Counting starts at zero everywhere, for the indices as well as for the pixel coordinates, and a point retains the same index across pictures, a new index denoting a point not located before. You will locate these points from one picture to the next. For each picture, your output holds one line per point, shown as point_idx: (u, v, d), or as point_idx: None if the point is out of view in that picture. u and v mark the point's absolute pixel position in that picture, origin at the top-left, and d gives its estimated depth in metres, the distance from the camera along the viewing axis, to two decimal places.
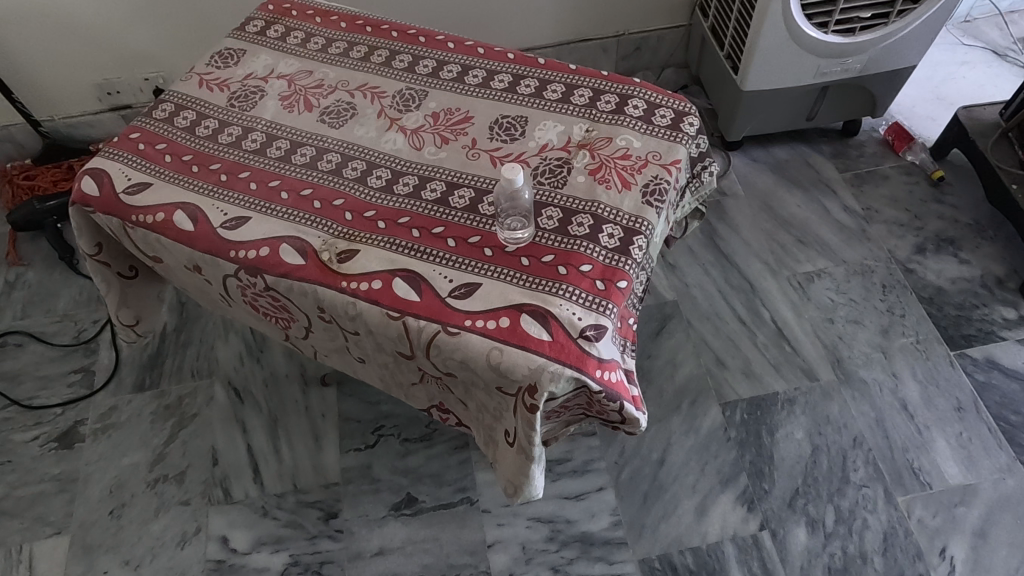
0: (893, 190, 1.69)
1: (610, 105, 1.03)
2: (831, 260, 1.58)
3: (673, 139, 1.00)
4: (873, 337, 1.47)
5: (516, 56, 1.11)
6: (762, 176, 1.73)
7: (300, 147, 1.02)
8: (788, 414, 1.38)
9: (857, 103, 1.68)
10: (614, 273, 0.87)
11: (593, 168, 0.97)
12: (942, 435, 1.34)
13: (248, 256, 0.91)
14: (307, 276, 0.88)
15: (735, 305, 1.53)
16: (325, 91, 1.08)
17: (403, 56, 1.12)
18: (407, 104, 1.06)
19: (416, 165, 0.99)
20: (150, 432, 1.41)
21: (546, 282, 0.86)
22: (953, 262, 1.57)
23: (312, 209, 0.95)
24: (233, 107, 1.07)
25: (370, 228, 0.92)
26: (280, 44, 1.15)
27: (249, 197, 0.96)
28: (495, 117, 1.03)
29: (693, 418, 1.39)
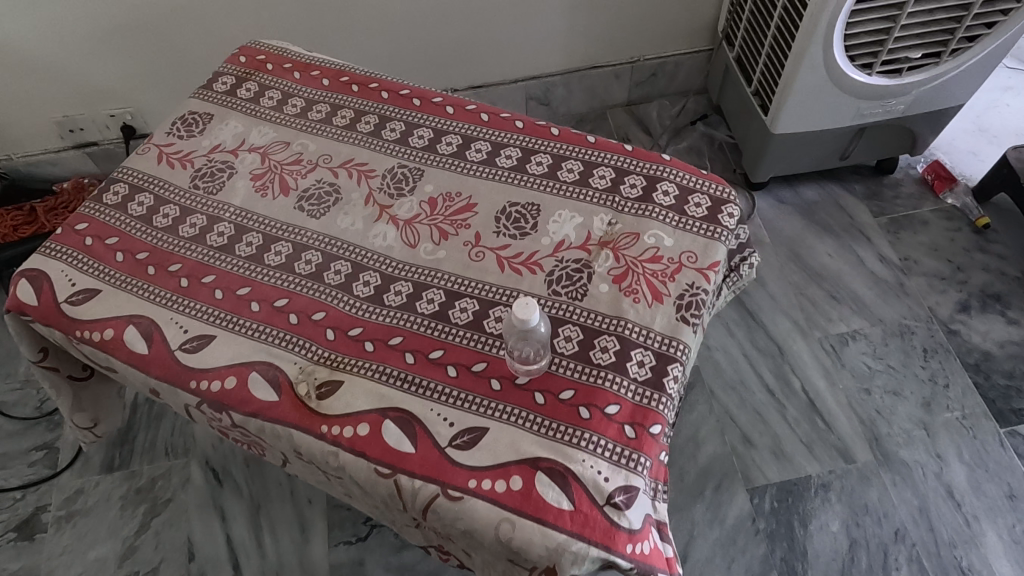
0: (932, 237, 1.54)
1: (636, 190, 0.89)
2: (867, 319, 1.45)
3: (710, 234, 0.85)
4: (914, 410, 1.34)
5: (525, 124, 0.96)
6: (790, 220, 1.59)
7: (274, 242, 0.87)
8: (823, 501, 1.26)
9: (896, 141, 1.52)
10: (645, 416, 0.73)
11: (618, 274, 0.82)
12: (993, 528, 1.22)
13: (211, 389, 0.77)
14: (281, 416, 0.75)
15: (763, 372, 1.39)
16: (304, 168, 0.93)
17: (394, 123, 0.97)
18: (399, 186, 0.91)
19: (410, 267, 0.84)
20: (119, 520, 1.28)
21: (564, 428, 0.72)
22: (1000, 322, 1.43)
23: (288, 325, 0.80)
24: (197, 189, 0.92)
25: (355, 351, 0.78)
26: (252, 106, 1.00)
27: (214, 309, 0.82)
28: (501, 205, 0.89)
29: (718, 506, 1.26)
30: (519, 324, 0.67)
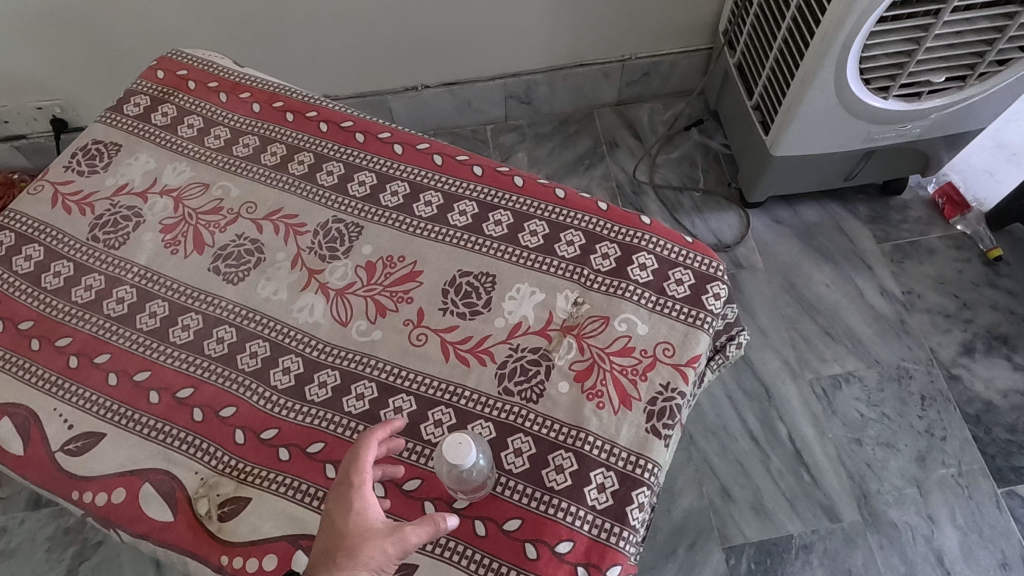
0: (939, 268, 1.42)
1: (607, 261, 0.76)
2: (863, 360, 1.34)
3: (691, 321, 0.73)
4: (907, 465, 1.24)
5: (485, 171, 0.83)
6: (786, 243, 1.46)
7: (182, 314, 0.74)
8: (803, 564, 1.17)
9: (907, 163, 1.38)
10: (603, 555, 0.62)
11: (581, 370, 0.70)
12: None
13: (95, 503, 0.65)
14: (175, 542, 0.63)
15: (747, 417, 1.29)
16: (223, 218, 0.80)
17: (331, 164, 0.83)
18: (333, 244, 0.78)
19: (339, 352, 0.72)
20: (45, 564, 1.18)
21: (506, 570, 0.62)
22: (1006, 368, 1.32)
23: (191, 424, 0.68)
24: (97, 241, 0.78)
25: (267, 459, 0.67)
26: (167, 136, 0.86)
27: (104, 399, 0.70)
28: (450, 274, 0.76)
29: (692, 567, 1.18)
30: (453, 467, 0.57)
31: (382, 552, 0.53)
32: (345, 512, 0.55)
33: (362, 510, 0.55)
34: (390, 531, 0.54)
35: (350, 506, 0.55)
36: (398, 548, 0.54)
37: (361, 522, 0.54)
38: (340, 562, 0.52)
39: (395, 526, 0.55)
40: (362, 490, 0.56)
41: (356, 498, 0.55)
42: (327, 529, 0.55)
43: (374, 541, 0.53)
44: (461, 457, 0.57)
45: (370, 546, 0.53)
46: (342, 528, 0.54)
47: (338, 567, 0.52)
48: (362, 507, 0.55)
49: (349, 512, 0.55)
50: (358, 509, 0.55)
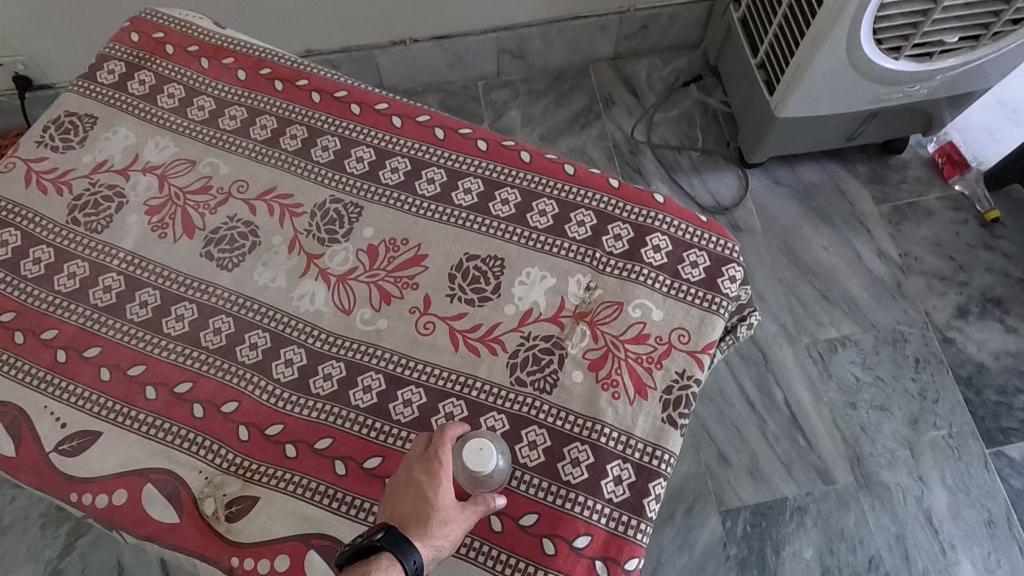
0: (936, 230, 1.41)
1: (620, 243, 0.73)
2: (859, 323, 1.34)
3: (707, 306, 0.71)
4: (900, 428, 1.26)
5: (490, 145, 0.79)
6: (785, 205, 1.44)
7: (175, 303, 0.70)
8: (797, 526, 1.20)
9: (910, 122, 1.35)
10: (621, 548, 0.62)
11: (596, 359, 0.68)
12: (968, 557, 1.17)
13: (95, 505, 0.63)
14: (183, 544, 0.61)
15: (744, 381, 1.30)
16: (213, 198, 0.75)
17: (326, 139, 0.78)
18: (332, 226, 0.74)
19: (342, 342, 0.69)
20: (41, 541, 1.17)
21: (523, 566, 0.61)
22: (998, 331, 1.33)
23: (192, 420, 0.66)
24: (77, 224, 0.74)
25: (274, 456, 0.64)
26: (147, 107, 0.80)
27: (98, 396, 0.66)
28: (456, 258, 0.73)
29: (689, 529, 1.20)
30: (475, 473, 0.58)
31: (459, 523, 0.56)
32: (432, 483, 0.56)
33: (446, 484, 0.57)
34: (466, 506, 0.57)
35: (437, 479, 0.57)
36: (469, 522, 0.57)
37: (444, 495, 0.56)
38: (429, 534, 0.54)
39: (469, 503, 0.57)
40: (447, 463, 0.57)
41: (445, 474, 0.57)
42: (414, 499, 0.56)
43: (456, 516, 0.56)
44: (483, 460, 0.58)
45: (453, 519, 0.56)
46: (431, 501, 0.55)
47: (427, 538, 0.54)
48: (447, 482, 0.57)
49: (437, 485, 0.56)
50: (445, 483, 0.57)
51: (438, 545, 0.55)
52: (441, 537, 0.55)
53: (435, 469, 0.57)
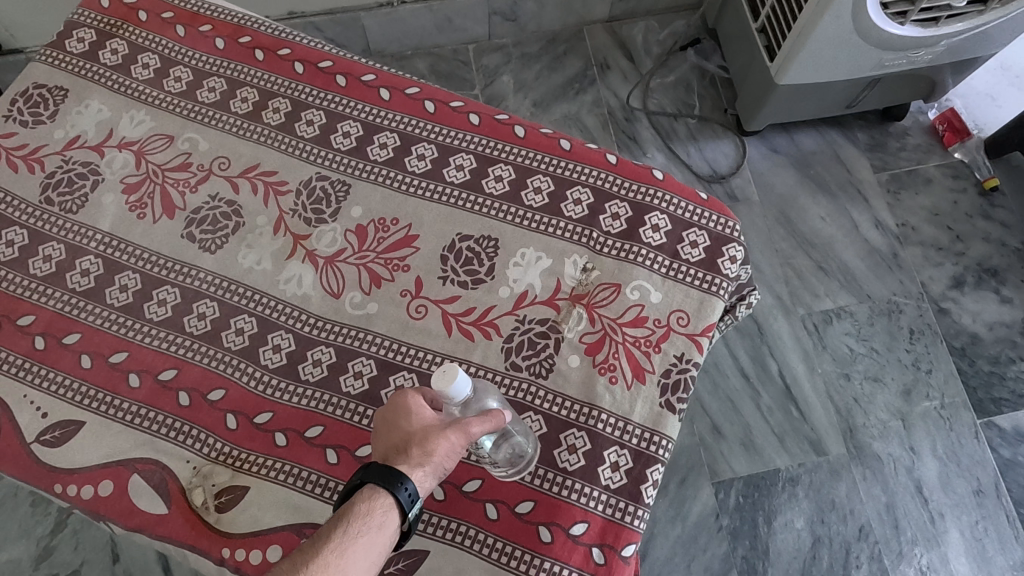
0: (934, 199, 1.40)
1: (618, 222, 0.71)
2: (855, 294, 1.33)
3: (706, 288, 0.69)
4: (893, 399, 1.26)
5: (483, 119, 0.75)
6: (782, 173, 1.41)
7: (157, 287, 0.68)
8: (789, 497, 1.21)
9: (912, 89, 1.32)
10: (618, 534, 0.61)
11: (593, 343, 0.67)
12: (956, 525, 1.19)
13: (81, 497, 0.61)
14: (172, 536, 0.60)
15: (738, 354, 1.29)
16: (193, 176, 0.72)
17: (310, 113, 0.75)
18: (319, 206, 0.71)
19: (331, 327, 0.67)
20: (31, 518, 1.14)
21: (519, 554, 0.60)
22: (993, 301, 1.33)
23: (177, 409, 0.64)
24: (51, 205, 0.70)
25: (263, 445, 0.63)
26: (121, 79, 0.76)
27: (80, 384, 0.64)
28: (449, 238, 0.70)
29: (682, 501, 1.21)
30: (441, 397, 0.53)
31: (446, 443, 0.52)
32: (404, 414, 0.54)
33: (418, 410, 0.54)
34: (449, 424, 0.53)
35: (407, 408, 0.54)
36: (463, 437, 0.53)
37: (419, 422, 0.53)
38: (410, 455, 0.51)
39: (453, 421, 0.53)
40: (416, 394, 0.55)
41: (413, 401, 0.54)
42: (388, 433, 0.54)
43: (440, 433, 0.52)
44: (450, 385, 0.52)
45: (434, 440, 0.52)
46: (406, 429, 0.53)
47: (409, 459, 0.51)
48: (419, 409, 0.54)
49: (410, 412, 0.54)
50: (416, 411, 0.54)
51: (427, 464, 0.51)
52: (428, 460, 0.51)
53: (405, 399, 0.55)
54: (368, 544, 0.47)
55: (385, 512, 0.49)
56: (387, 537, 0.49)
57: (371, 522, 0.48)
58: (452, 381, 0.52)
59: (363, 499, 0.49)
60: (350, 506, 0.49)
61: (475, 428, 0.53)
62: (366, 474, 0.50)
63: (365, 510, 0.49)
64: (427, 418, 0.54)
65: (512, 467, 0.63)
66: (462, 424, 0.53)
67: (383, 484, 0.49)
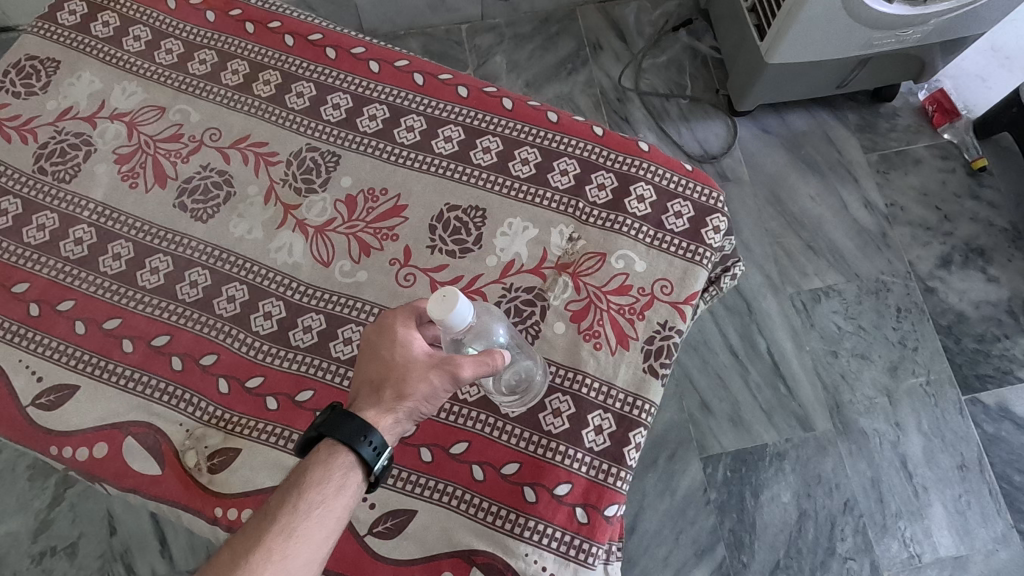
0: (923, 179, 1.41)
1: (604, 193, 0.72)
2: (843, 273, 1.34)
3: (690, 257, 0.70)
4: (879, 376, 1.28)
5: (471, 91, 0.76)
6: (773, 153, 1.42)
7: (149, 256, 0.69)
8: (776, 471, 1.23)
9: (902, 69, 1.33)
10: (601, 495, 0.62)
11: (577, 311, 0.68)
12: (940, 499, 1.21)
13: (76, 458, 0.62)
14: (166, 496, 0.62)
15: (728, 331, 1.31)
16: (185, 146, 0.73)
17: (301, 85, 0.75)
18: (309, 176, 0.72)
19: (321, 295, 0.68)
20: (30, 492, 1.16)
21: (505, 513, 0.62)
22: (980, 280, 1.34)
23: (170, 373, 0.65)
24: (45, 175, 0.71)
25: (254, 409, 0.64)
26: (112, 51, 0.77)
27: (74, 349, 0.66)
28: (437, 209, 0.71)
29: (671, 475, 1.23)
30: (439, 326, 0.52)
31: (426, 385, 0.55)
32: (398, 342, 0.56)
33: (408, 342, 0.56)
34: (435, 364, 0.55)
35: (395, 340, 0.56)
36: (443, 381, 0.55)
37: (408, 355, 0.55)
38: (382, 398, 0.54)
39: (441, 360, 0.55)
40: (408, 325, 0.56)
41: (403, 334, 0.56)
42: (373, 363, 0.56)
43: (420, 375, 0.54)
44: (448, 313, 0.51)
45: (417, 381, 0.54)
46: (389, 364, 0.55)
47: (380, 404, 0.54)
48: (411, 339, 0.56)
49: (400, 344, 0.56)
50: (405, 345, 0.56)
51: (398, 406, 0.55)
52: (402, 403, 0.54)
53: (400, 327, 0.56)
54: (325, 508, 0.50)
55: (342, 473, 0.52)
56: (345, 501, 0.51)
57: (328, 486, 0.51)
58: (450, 307, 0.52)
59: (315, 468, 0.52)
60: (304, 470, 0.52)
61: (466, 371, 0.54)
62: (324, 430, 0.52)
63: (320, 476, 0.51)
64: (419, 352, 0.55)
65: (518, 396, 0.66)
66: (453, 367, 0.54)
67: (342, 439, 0.52)
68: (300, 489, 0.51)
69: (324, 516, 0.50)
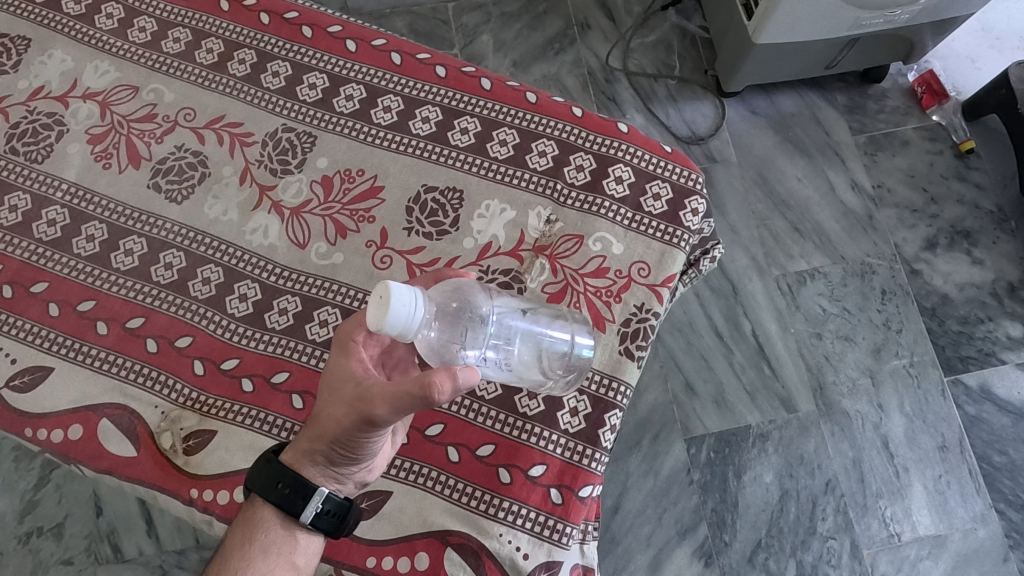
0: (911, 161, 1.40)
1: (582, 174, 0.72)
2: (829, 256, 1.34)
3: (667, 240, 0.70)
4: (863, 358, 1.29)
5: (449, 71, 0.75)
6: (760, 135, 1.41)
7: (123, 237, 0.68)
8: (759, 452, 1.24)
9: (891, 50, 1.32)
10: (576, 476, 0.63)
11: (554, 293, 0.68)
12: (920, 479, 1.22)
13: (51, 440, 0.62)
14: (141, 477, 0.62)
15: (713, 314, 1.31)
16: (158, 127, 0.72)
17: (277, 64, 0.74)
18: (285, 157, 0.72)
19: (297, 277, 0.68)
20: (15, 473, 1.16)
21: (479, 494, 0.62)
22: (964, 262, 1.35)
23: (145, 355, 0.65)
24: (17, 155, 0.71)
25: (230, 391, 0.64)
26: (85, 29, 0.75)
27: (48, 331, 0.65)
28: (414, 190, 0.71)
29: (655, 456, 1.23)
30: (387, 331, 0.46)
31: (337, 425, 0.51)
32: (339, 362, 0.53)
33: (339, 372, 0.52)
34: (352, 401, 0.50)
35: (329, 369, 0.53)
36: (351, 422, 0.50)
37: (335, 386, 0.52)
38: (302, 438, 0.54)
39: (358, 399, 0.49)
40: (345, 351, 0.53)
41: (336, 360, 0.53)
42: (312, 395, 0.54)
43: (336, 413, 0.51)
44: (380, 318, 0.45)
45: (336, 419, 0.51)
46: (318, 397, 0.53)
47: (299, 443, 0.55)
48: (351, 361, 0.53)
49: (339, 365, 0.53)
50: (335, 374, 0.53)
51: (315, 447, 0.53)
52: (317, 444, 0.53)
53: (348, 345, 0.54)
54: (252, 573, 0.53)
55: (266, 532, 0.54)
56: (273, 556, 0.54)
57: (255, 547, 0.54)
58: (384, 310, 0.45)
59: (241, 531, 0.55)
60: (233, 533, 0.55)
61: (380, 413, 0.48)
62: (249, 485, 0.54)
63: (246, 537, 0.54)
64: (346, 380, 0.51)
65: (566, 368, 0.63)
66: (361, 407, 0.49)
67: (272, 490, 0.54)
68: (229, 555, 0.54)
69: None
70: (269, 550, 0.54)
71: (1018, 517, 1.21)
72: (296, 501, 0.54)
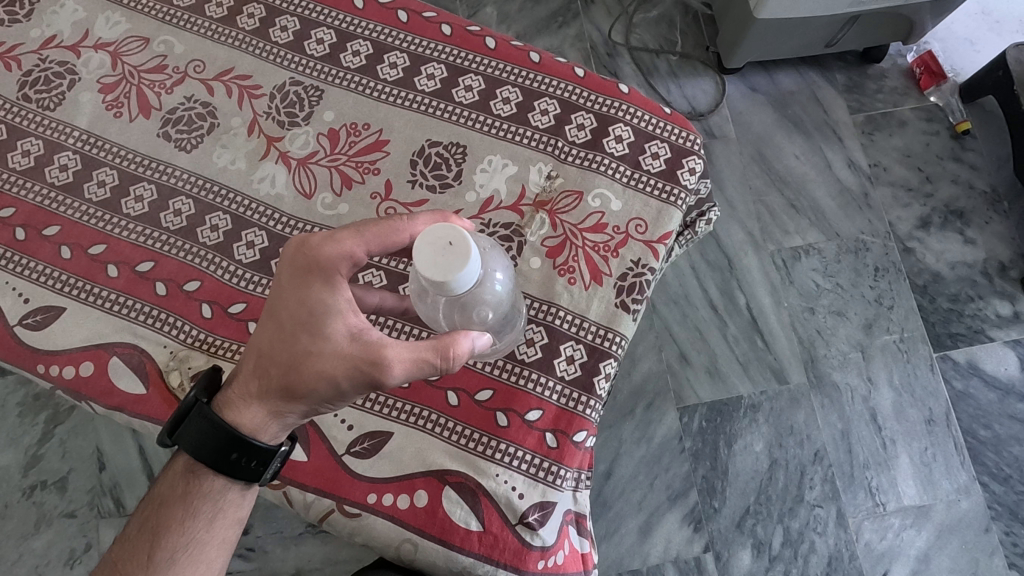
0: (907, 141, 1.42)
1: (583, 132, 0.73)
2: (824, 232, 1.36)
3: (665, 197, 0.71)
4: (854, 333, 1.31)
5: (455, 30, 0.77)
6: (759, 112, 1.43)
7: (133, 183, 0.70)
8: (750, 422, 1.26)
9: (891, 30, 1.33)
10: (570, 422, 0.65)
11: (553, 247, 0.70)
12: (907, 451, 1.25)
13: (63, 376, 0.64)
14: (150, 413, 0.64)
15: (708, 287, 1.33)
16: (168, 78, 0.73)
17: (285, 19, 0.76)
18: (293, 110, 0.73)
19: (303, 226, 0.69)
20: (19, 428, 1.18)
21: (476, 436, 0.64)
22: (957, 241, 1.37)
23: (155, 297, 0.67)
24: (30, 102, 0.72)
25: (237, 333, 0.66)
26: None
27: (61, 273, 0.67)
28: (418, 144, 0.72)
29: (648, 424, 1.26)
30: (458, 276, 0.48)
31: (328, 385, 0.53)
32: (328, 307, 0.53)
33: (327, 322, 0.53)
34: (356, 364, 0.52)
35: (311, 315, 0.53)
36: (353, 383, 0.53)
37: (326, 337, 0.53)
38: (275, 390, 0.55)
39: (371, 362, 0.52)
40: (333, 296, 0.53)
41: (323, 310, 0.53)
42: (287, 342, 0.54)
43: (334, 371, 0.52)
44: (458, 262, 0.47)
45: (331, 377, 0.53)
46: (302, 348, 0.53)
47: (274, 395, 0.55)
48: (340, 304, 0.53)
49: (322, 307, 0.53)
50: (329, 329, 0.53)
51: (294, 401, 0.55)
52: (291, 401, 0.55)
53: (332, 280, 0.53)
54: (200, 539, 0.58)
55: (210, 508, 0.58)
56: (220, 525, 0.59)
57: (198, 522, 0.58)
58: (462, 258, 0.47)
59: (180, 506, 0.58)
60: (167, 508, 0.58)
61: (393, 378, 0.52)
62: (189, 445, 0.56)
63: (185, 512, 0.58)
64: (340, 333, 0.53)
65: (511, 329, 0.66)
66: (372, 372, 0.52)
67: (217, 457, 0.56)
68: (168, 532, 0.58)
69: (205, 543, 0.58)
70: (213, 520, 0.59)
71: (1001, 490, 1.24)
72: (246, 463, 0.57)
